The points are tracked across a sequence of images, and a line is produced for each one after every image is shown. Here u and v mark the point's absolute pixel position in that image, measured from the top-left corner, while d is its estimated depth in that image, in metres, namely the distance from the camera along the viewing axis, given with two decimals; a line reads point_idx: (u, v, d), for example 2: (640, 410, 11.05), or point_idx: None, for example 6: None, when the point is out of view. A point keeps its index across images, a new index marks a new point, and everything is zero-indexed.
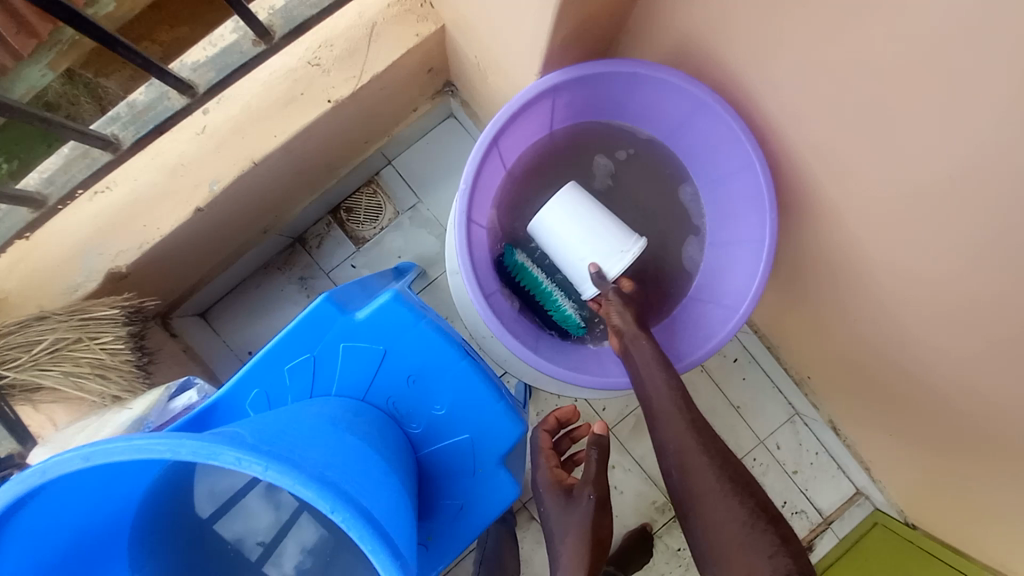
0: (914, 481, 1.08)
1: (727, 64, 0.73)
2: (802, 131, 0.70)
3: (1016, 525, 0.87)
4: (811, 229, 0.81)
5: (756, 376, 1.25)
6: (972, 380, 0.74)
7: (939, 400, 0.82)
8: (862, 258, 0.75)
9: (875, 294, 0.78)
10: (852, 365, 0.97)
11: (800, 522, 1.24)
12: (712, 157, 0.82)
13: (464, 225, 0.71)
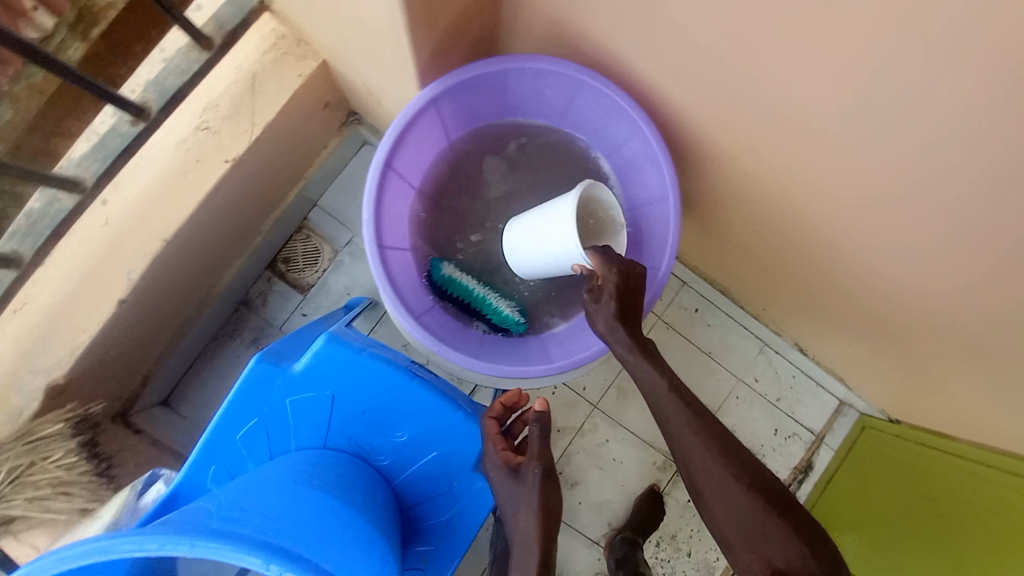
0: (887, 380, 1.12)
1: (593, 37, 0.75)
2: (682, 83, 0.72)
3: (981, 399, 0.91)
4: (722, 172, 0.83)
5: (721, 320, 1.28)
6: (901, 276, 0.77)
7: (881, 301, 0.86)
8: (773, 188, 0.78)
9: (795, 218, 0.81)
10: (801, 287, 1.00)
11: (795, 445, 1.29)
12: (603, 132, 0.84)
13: (377, 253, 0.72)
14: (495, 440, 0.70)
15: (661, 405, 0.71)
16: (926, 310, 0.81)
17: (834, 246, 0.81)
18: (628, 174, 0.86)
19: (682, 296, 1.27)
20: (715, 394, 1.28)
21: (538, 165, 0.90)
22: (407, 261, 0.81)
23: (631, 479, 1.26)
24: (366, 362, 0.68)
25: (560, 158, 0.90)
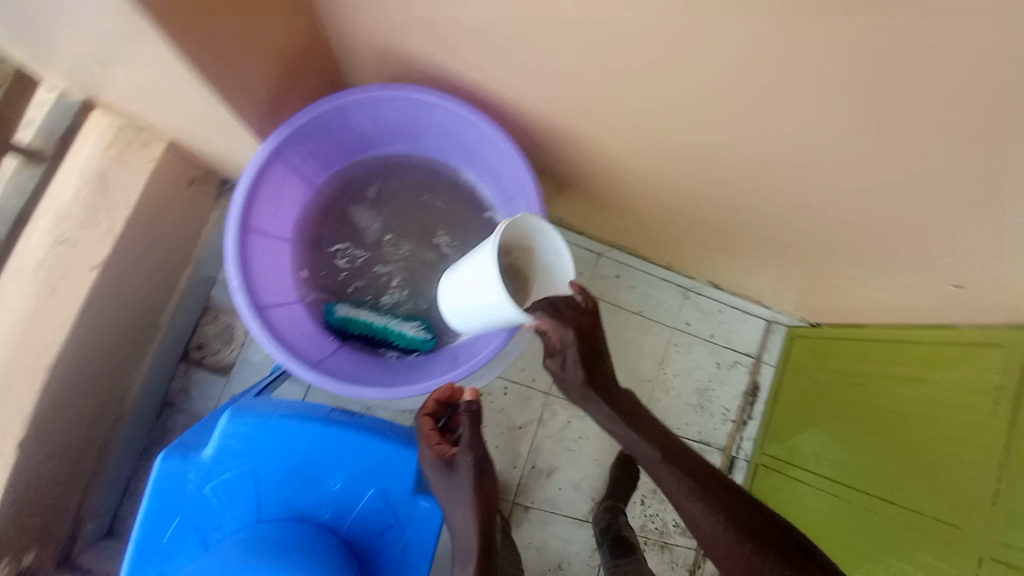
0: (790, 289, 1.21)
1: (412, 53, 0.78)
2: (504, 76, 0.76)
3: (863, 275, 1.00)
4: (575, 147, 0.88)
5: (640, 278, 1.34)
6: (750, 199, 0.83)
7: (748, 224, 0.93)
8: (620, 144, 0.83)
9: (649, 171, 0.87)
10: (685, 229, 1.08)
11: (740, 371, 1.38)
12: (455, 141, 0.86)
13: (255, 316, 0.71)
14: (428, 436, 0.72)
15: (634, 448, 0.75)
16: (788, 223, 0.88)
17: (693, 188, 0.87)
18: (490, 172, 0.88)
19: (598, 265, 1.32)
20: (657, 347, 1.35)
21: (400, 195, 0.91)
22: (295, 313, 0.81)
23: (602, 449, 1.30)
24: (276, 424, 0.70)
25: (423, 180, 0.92)
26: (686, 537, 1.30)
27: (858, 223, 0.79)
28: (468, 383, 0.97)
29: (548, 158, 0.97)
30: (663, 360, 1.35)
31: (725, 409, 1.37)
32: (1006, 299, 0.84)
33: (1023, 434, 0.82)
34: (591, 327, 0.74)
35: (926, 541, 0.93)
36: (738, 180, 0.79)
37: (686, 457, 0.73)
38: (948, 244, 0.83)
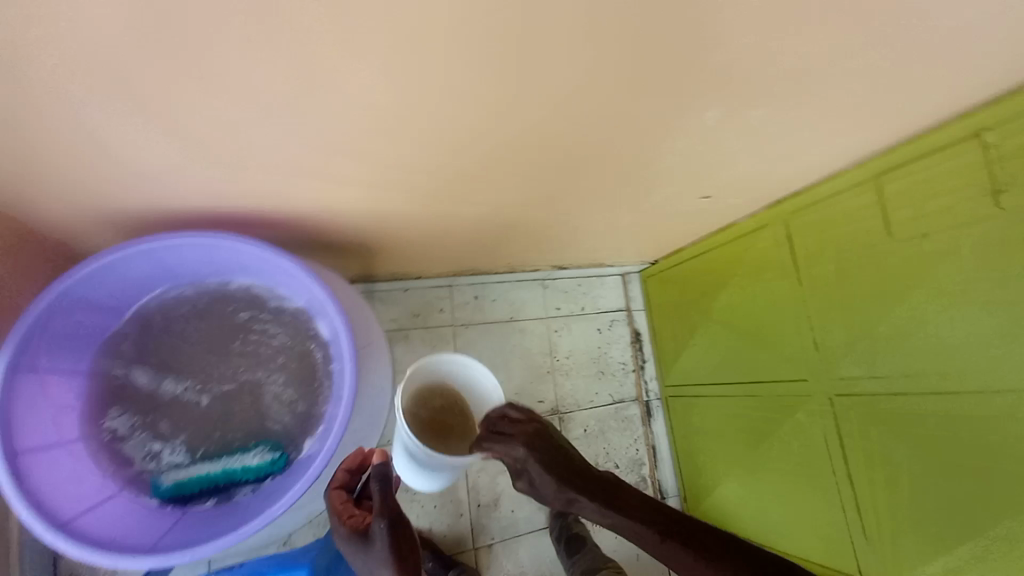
0: (617, 246, 1.33)
1: (126, 223, 0.74)
2: (231, 210, 0.74)
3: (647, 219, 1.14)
4: (349, 228, 0.90)
5: (497, 288, 1.39)
6: (512, 197, 0.92)
7: (531, 214, 1.02)
8: (384, 216, 0.86)
9: (423, 216, 0.91)
10: (497, 239, 1.14)
11: (619, 326, 1.52)
12: (215, 263, 0.80)
13: (59, 536, 0.68)
14: (340, 511, 0.77)
15: (618, 524, 0.77)
16: (562, 200, 0.97)
17: (468, 205, 0.92)
18: (267, 273, 0.82)
19: (454, 296, 1.33)
20: (540, 340, 1.42)
21: (187, 337, 0.84)
22: (120, 504, 0.77)
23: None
24: None
25: (206, 319, 0.85)
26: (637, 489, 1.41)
27: (606, 180, 0.90)
28: (358, 450, 0.89)
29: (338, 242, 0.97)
30: (551, 349, 1.43)
31: (622, 363, 1.49)
32: (747, 188, 0.99)
33: (930, 329, 0.81)
34: (543, 436, 0.82)
35: (777, 399, 1.10)
36: (492, 185, 0.86)
37: (665, 513, 0.76)
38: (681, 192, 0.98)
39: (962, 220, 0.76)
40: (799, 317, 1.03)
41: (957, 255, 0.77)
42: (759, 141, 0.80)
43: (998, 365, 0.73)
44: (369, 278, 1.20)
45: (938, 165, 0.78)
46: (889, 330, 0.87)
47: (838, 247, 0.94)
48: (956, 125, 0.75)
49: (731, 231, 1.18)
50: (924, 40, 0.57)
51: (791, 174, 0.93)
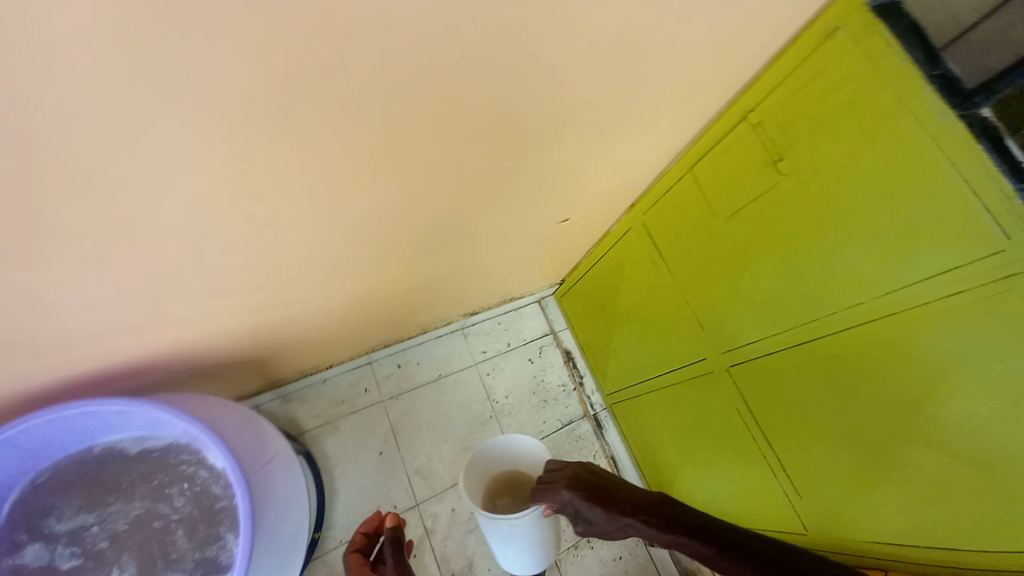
0: (518, 280, 1.37)
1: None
2: (82, 360, 0.76)
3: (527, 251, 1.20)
4: (223, 344, 0.91)
5: (419, 352, 1.40)
6: (378, 273, 0.95)
7: (409, 280, 1.05)
8: (247, 320, 0.89)
9: (294, 313, 0.94)
10: (394, 312, 1.16)
11: (548, 350, 1.56)
12: (86, 429, 0.80)
13: None
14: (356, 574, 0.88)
15: (656, 537, 0.71)
16: (428, 261, 1.01)
17: (335, 293, 0.95)
18: (144, 423, 0.82)
19: (375, 372, 1.33)
20: (474, 389, 1.43)
21: (71, 509, 0.81)
22: None
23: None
24: None
25: (89, 486, 0.82)
26: None
27: (457, 233, 0.96)
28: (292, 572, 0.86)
29: (220, 361, 0.97)
30: (487, 393, 1.44)
31: (561, 385, 1.53)
32: (593, 201, 1.07)
33: (826, 275, 0.78)
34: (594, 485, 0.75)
35: (692, 382, 1.13)
36: (346, 267, 0.90)
37: (738, 535, 0.66)
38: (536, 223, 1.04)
39: (764, 186, 0.82)
40: (684, 301, 1.09)
41: (772, 217, 0.83)
42: (570, 162, 0.88)
43: (834, 307, 0.79)
44: (278, 382, 1.19)
45: (733, 144, 0.85)
46: (782, 285, 0.85)
47: (690, 232, 1.01)
48: (735, 107, 0.83)
49: (611, 237, 1.25)
50: (640, 56, 0.67)
51: (622, 179, 1.01)
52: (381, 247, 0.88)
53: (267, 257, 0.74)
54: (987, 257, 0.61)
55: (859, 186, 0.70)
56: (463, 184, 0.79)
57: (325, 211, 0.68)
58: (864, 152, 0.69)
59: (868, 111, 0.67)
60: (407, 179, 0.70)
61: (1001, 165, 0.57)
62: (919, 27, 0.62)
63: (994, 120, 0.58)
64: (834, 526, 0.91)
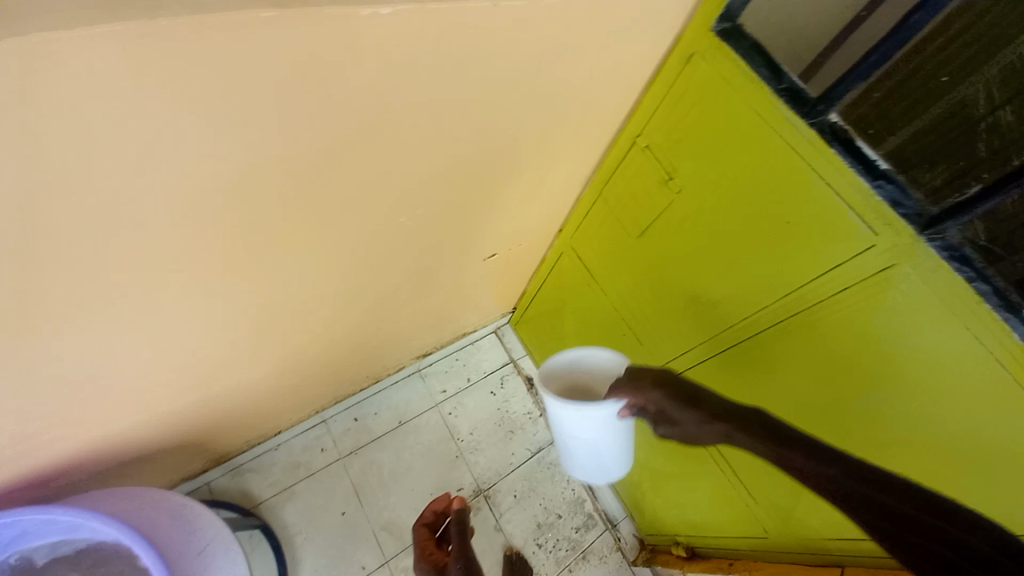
0: (464, 315, 1.37)
1: None
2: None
3: (464, 287, 1.20)
4: (147, 426, 0.90)
5: (375, 400, 1.37)
6: (301, 331, 0.95)
7: (342, 334, 1.05)
8: (169, 398, 0.88)
9: (220, 383, 0.93)
10: (335, 366, 1.14)
11: (509, 379, 1.54)
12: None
13: None
14: (422, 546, 0.83)
15: (739, 433, 0.59)
16: (356, 314, 1.01)
17: (261, 358, 0.94)
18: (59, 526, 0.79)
19: (331, 429, 1.29)
20: (437, 430, 1.40)
21: None
22: None
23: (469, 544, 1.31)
24: None
25: None
26: (591, 531, 1.40)
27: (377, 283, 0.96)
28: None
29: (151, 443, 0.95)
30: (451, 433, 1.41)
31: (526, 412, 1.51)
32: (514, 232, 1.08)
33: (741, 275, 0.78)
34: (688, 393, 0.63)
35: (642, 397, 1.14)
36: (265, 334, 0.89)
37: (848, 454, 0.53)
38: (459, 258, 1.05)
39: (664, 203, 0.85)
40: (620, 318, 1.10)
41: (676, 232, 0.86)
42: (473, 202, 0.90)
43: (745, 313, 0.80)
44: (226, 456, 1.15)
45: (631, 165, 0.88)
46: (703, 288, 0.85)
47: (612, 251, 1.03)
48: (627, 131, 0.86)
49: (547, 262, 1.26)
50: (507, 103, 0.70)
51: (537, 208, 1.03)
52: (297, 308, 0.88)
53: (166, 335, 0.73)
54: (862, 253, 0.63)
55: (741, 195, 0.73)
56: (363, 238, 0.80)
57: (210, 281, 0.68)
58: (748, 154, 0.69)
59: (742, 116, 0.68)
60: (295, 242, 0.71)
61: (855, 165, 0.60)
62: (761, 46, 0.66)
63: (842, 126, 0.61)
64: (791, 525, 0.92)
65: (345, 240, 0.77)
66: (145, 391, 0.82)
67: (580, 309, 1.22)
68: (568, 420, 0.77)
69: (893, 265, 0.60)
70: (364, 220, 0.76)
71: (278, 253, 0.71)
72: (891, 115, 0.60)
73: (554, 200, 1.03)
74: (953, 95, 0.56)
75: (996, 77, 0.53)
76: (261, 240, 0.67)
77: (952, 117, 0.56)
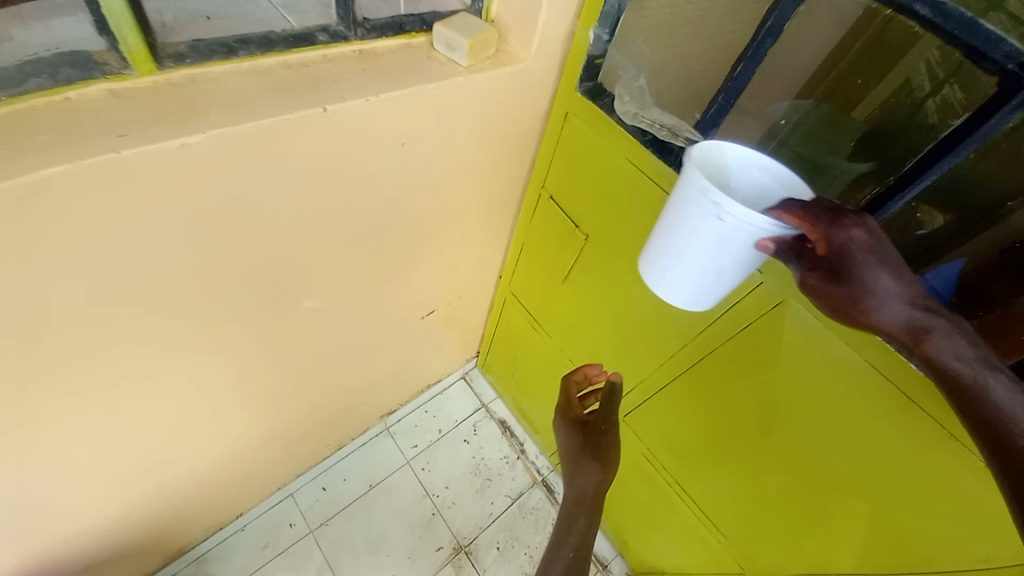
0: (422, 371, 1.37)
1: None
2: None
3: (411, 347, 1.20)
4: (92, 539, 0.89)
5: (343, 467, 1.35)
6: (239, 419, 0.95)
7: (287, 412, 1.05)
8: (112, 508, 0.88)
9: (163, 482, 0.93)
10: (287, 441, 1.15)
11: (482, 425, 1.51)
12: None
13: None
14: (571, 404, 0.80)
15: (919, 325, 0.44)
16: (294, 390, 1.01)
17: (198, 451, 0.93)
18: None
19: (299, 502, 1.28)
20: (411, 488, 1.38)
21: None
22: None
23: None
24: None
25: None
26: None
27: (310, 362, 0.96)
28: None
29: (95, 555, 0.93)
30: (425, 490, 1.38)
31: (502, 457, 1.48)
32: (447, 290, 1.10)
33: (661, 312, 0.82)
34: (889, 272, 0.45)
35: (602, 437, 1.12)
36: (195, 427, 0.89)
37: None
38: (395, 323, 1.06)
39: (574, 250, 0.89)
40: (567, 359, 1.10)
41: (590, 275, 0.90)
42: (388, 269, 0.91)
43: (670, 347, 0.85)
44: (185, 547, 1.13)
45: (539, 214, 0.93)
46: (631, 324, 0.89)
47: (543, 295, 1.05)
48: (532, 184, 0.92)
49: (496, 307, 1.27)
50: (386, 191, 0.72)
51: (462, 265, 1.05)
52: (222, 397, 0.88)
53: (83, 452, 0.74)
54: (755, 290, 0.68)
55: (634, 237, 0.78)
56: (269, 323, 0.81)
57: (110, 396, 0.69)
58: (631, 198, 0.76)
59: (620, 168, 0.75)
60: (197, 344, 0.73)
61: None
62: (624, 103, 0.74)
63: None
64: (755, 562, 0.91)
65: (254, 332, 0.79)
66: (76, 506, 0.81)
67: (533, 352, 1.21)
68: (708, 217, 0.51)
69: (783, 301, 0.66)
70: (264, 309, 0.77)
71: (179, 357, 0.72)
72: (819, 126, 0.66)
73: (476, 251, 1.05)
74: (902, 71, 0.59)
75: (935, 57, 0.54)
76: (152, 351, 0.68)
77: (902, 98, 0.59)
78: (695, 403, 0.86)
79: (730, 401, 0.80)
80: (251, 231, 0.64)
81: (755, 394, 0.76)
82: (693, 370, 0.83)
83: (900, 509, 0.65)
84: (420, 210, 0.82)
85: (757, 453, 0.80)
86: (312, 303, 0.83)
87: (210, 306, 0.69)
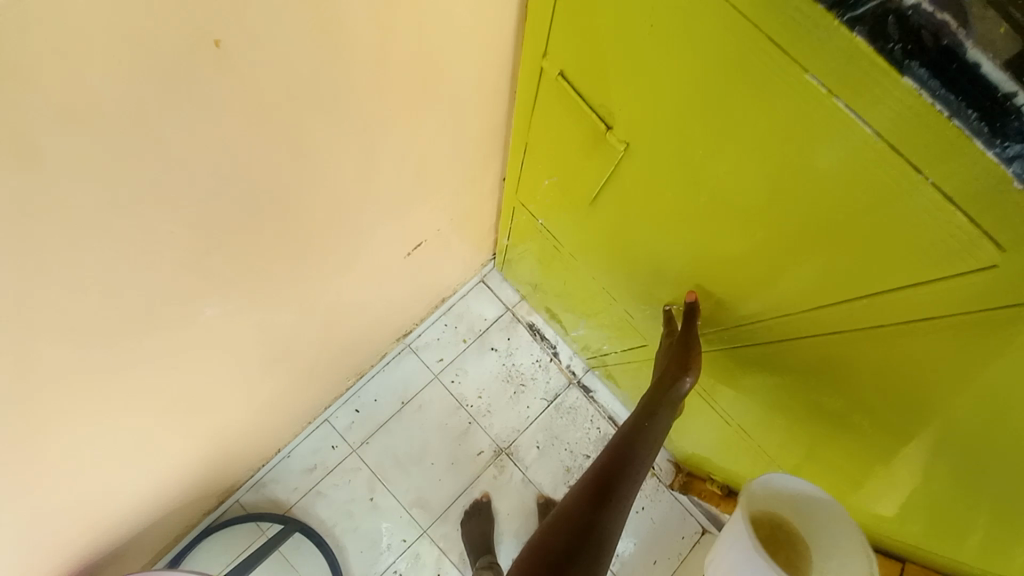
0: (428, 292, 1.20)
1: None
2: None
3: (403, 277, 1.01)
4: (137, 515, 0.93)
5: (370, 390, 1.31)
6: (227, 397, 0.86)
7: (282, 372, 0.95)
8: (139, 493, 0.88)
9: (179, 462, 0.91)
10: (298, 391, 1.08)
11: (509, 328, 1.37)
12: None
13: None
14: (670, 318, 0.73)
15: None
16: (277, 355, 0.88)
17: (194, 433, 0.87)
18: None
19: (336, 425, 1.29)
20: (443, 402, 1.33)
21: None
22: None
23: (501, 505, 1.29)
24: None
25: None
26: None
27: (276, 331, 0.80)
28: None
29: (146, 521, 0.98)
30: (459, 402, 1.33)
31: (534, 361, 1.37)
32: (424, 213, 0.83)
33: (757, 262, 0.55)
34: None
35: (636, 360, 0.98)
36: (178, 422, 0.81)
37: None
38: (369, 263, 0.84)
39: (617, 162, 0.60)
40: (599, 286, 0.87)
41: (634, 198, 0.63)
42: (324, 214, 0.65)
43: (765, 308, 0.60)
44: (239, 480, 1.20)
45: (553, 106, 0.62)
46: (703, 267, 0.63)
47: (566, 213, 0.78)
48: (529, 55, 0.59)
49: (504, 210, 1.00)
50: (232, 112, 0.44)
51: (431, 175, 0.76)
52: (187, 394, 0.76)
53: (55, 482, 0.68)
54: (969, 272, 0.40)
55: (719, 161, 0.49)
56: (183, 324, 0.62)
57: (21, 449, 0.58)
58: (734, 91, 0.43)
59: (717, 26, 0.40)
60: (101, 371, 0.58)
61: (963, 124, 0.34)
62: None
63: (932, 40, 0.33)
64: None
65: (170, 333, 0.62)
66: (90, 511, 0.80)
67: (556, 268, 0.97)
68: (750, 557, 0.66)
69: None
70: (166, 311, 0.58)
71: (82, 388, 0.58)
72: None
73: (447, 160, 0.75)
74: None
75: None
76: (32, 400, 0.53)
77: None
78: (779, 359, 0.65)
79: (813, 361, 0.60)
80: (46, 249, 0.41)
81: (871, 366, 0.54)
82: (802, 341, 0.59)
83: (980, 487, 0.53)
84: (322, 137, 0.54)
85: (816, 404, 0.65)
86: (233, 283, 0.62)
87: (69, 343, 0.51)
